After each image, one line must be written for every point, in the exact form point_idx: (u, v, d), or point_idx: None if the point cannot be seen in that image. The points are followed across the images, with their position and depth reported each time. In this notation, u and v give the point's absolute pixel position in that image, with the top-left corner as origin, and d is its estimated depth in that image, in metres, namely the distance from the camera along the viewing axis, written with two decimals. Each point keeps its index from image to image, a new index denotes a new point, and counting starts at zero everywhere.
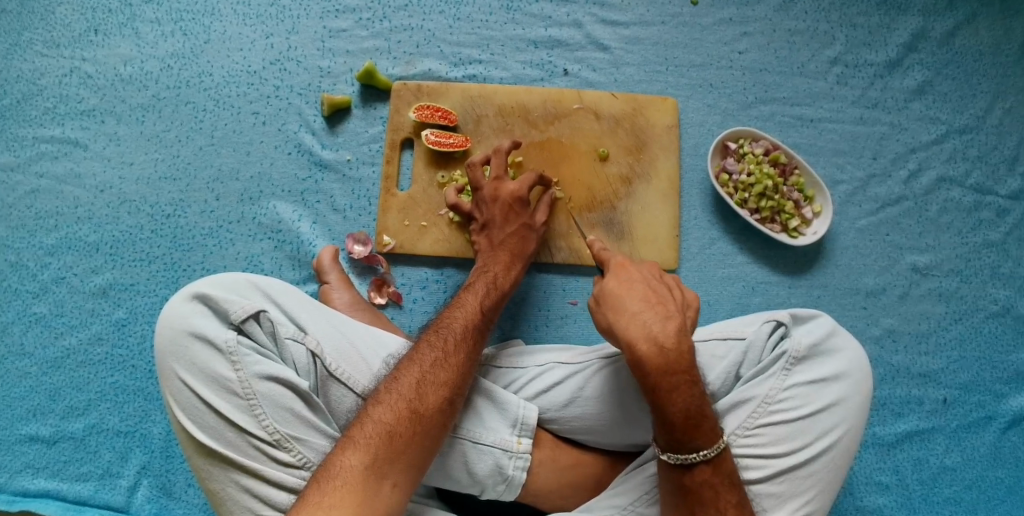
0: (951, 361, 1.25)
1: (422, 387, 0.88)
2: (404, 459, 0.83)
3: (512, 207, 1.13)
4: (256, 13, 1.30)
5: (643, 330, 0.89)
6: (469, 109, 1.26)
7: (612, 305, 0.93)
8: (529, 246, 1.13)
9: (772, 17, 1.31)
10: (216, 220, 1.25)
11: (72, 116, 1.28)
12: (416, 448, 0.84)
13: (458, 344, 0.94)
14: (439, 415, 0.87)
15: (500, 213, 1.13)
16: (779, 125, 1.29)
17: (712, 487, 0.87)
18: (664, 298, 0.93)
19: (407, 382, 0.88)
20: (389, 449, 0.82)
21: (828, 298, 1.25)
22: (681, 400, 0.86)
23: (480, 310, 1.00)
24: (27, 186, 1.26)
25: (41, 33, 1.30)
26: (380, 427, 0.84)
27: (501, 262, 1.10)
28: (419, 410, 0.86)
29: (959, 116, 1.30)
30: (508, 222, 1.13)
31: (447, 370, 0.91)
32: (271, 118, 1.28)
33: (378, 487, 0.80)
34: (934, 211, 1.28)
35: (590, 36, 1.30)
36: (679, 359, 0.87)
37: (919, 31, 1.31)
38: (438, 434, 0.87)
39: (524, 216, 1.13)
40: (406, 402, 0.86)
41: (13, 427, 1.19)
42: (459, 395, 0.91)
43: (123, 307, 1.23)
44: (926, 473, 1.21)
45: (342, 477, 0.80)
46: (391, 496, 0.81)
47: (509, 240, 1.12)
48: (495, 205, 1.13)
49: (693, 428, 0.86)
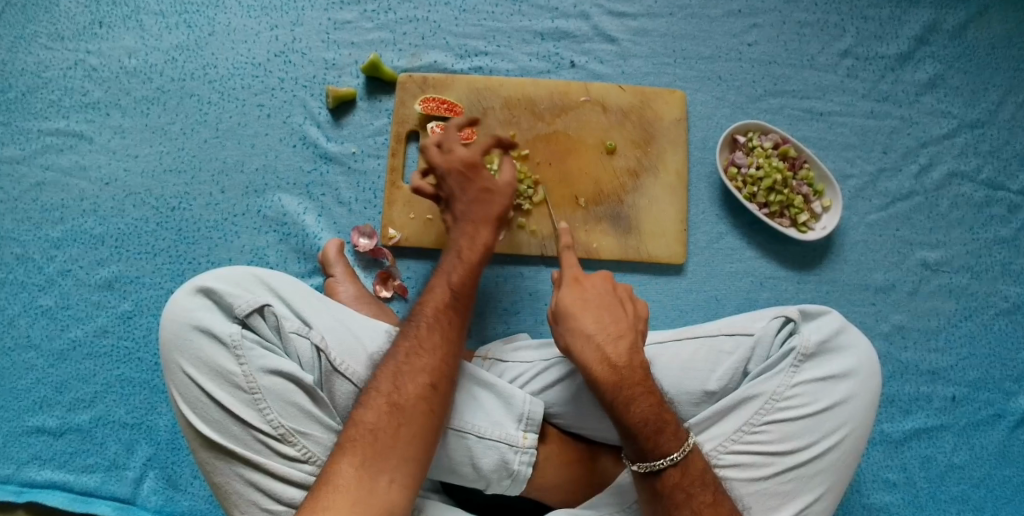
0: (960, 357, 1.24)
1: (400, 379, 0.88)
2: (393, 453, 0.82)
3: (467, 175, 1.04)
4: (262, 6, 1.29)
5: (597, 353, 0.89)
6: (476, 102, 1.25)
7: (568, 327, 0.92)
8: (494, 208, 1.05)
9: (781, 9, 1.30)
10: (221, 213, 1.25)
11: (77, 109, 1.27)
12: (404, 440, 0.83)
13: (430, 330, 0.93)
14: (421, 404, 0.86)
15: (456, 185, 1.04)
16: (788, 119, 1.28)
17: (683, 491, 0.85)
18: (617, 315, 0.93)
19: (384, 377, 0.88)
20: (376, 445, 0.82)
21: (837, 293, 1.24)
22: (639, 411, 0.87)
23: (448, 290, 0.98)
24: (32, 179, 1.26)
25: (46, 26, 1.29)
26: (364, 426, 0.84)
27: (467, 233, 1.03)
28: (398, 402, 0.86)
29: (971, 110, 1.28)
30: (467, 191, 1.04)
31: (420, 356, 0.90)
32: (275, 110, 1.27)
33: (374, 485, 0.80)
34: (944, 206, 1.26)
35: (597, 27, 1.29)
36: (633, 375, 0.89)
37: (931, 24, 1.30)
38: (425, 423, 0.86)
39: (482, 181, 1.05)
40: (384, 397, 0.86)
41: (19, 419, 1.20)
42: (442, 381, 0.90)
43: (128, 300, 1.23)
44: (933, 471, 1.20)
45: (334, 481, 0.80)
46: (390, 491, 0.80)
47: (473, 209, 1.04)
48: (450, 178, 1.04)
49: (655, 435, 0.86)
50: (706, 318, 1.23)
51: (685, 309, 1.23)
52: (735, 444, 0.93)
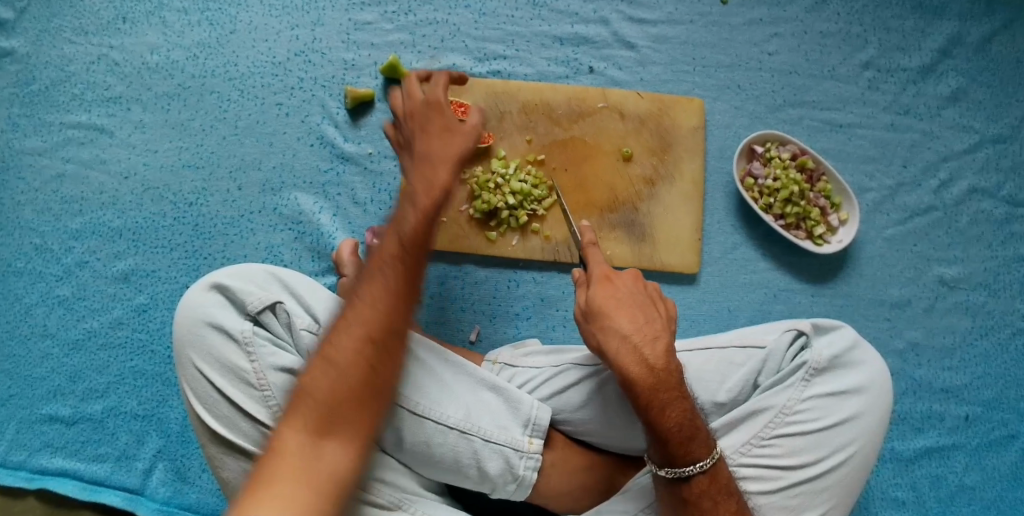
0: (975, 376, 1.22)
1: (338, 333, 0.79)
2: (335, 417, 0.74)
3: (428, 116, 0.95)
4: (283, 4, 1.30)
5: (634, 355, 0.87)
6: (493, 106, 1.25)
7: (601, 325, 0.90)
8: (456, 150, 0.93)
9: (804, 18, 1.29)
10: (237, 210, 1.26)
11: (99, 103, 1.29)
12: (346, 401, 0.75)
13: (372, 278, 0.83)
14: (361, 358, 0.77)
15: (414, 126, 0.95)
16: (807, 130, 1.27)
17: (710, 498, 0.86)
18: (652, 316, 0.91)
19: (324, 337, 0.80)
20: (316, 410, 0.74)
21: (851, 308, 1.23)
22: (673, 417, 0.85)
23: (397, 233, 0.86)
24: (53, 170, 1.27)
25: (71, 20, 1.31)
26: (303, 389, 0.75)
27: (422, 171, 0.91)
28: (335, 359, 0.77)
29: (993, 125, 1.27)
30: (426, 129, 0.94)
31: (362, 307, 0.80)
32: (294, 109, 1.28)
33: (314, 456, 0.70)
34: (964, 222, 1.25)
35: (617, 33, 1.28)
36: (669, 379, 0.87)
37: (955, 37, 1.28)
38: (368, 379, 0.77)
39: (440, 120, 0.94)
40: (323, 354, 0.78)
41: (34, 406, 1.21)
42: (387, 333, 0.79)
43: (143, 293, 1.24)
44: (943, 491, 1.19)
45: (270, 455, 0.71)
46: (334, 462, 0.71)
47: (427, 146, 0.93)
48: (410, 123, 0.96)
49: (687, 442, 0.85)
50: (717, 329, 1.22)
51: (697, 320, 1.22)
52: (744, 457, 0.92)
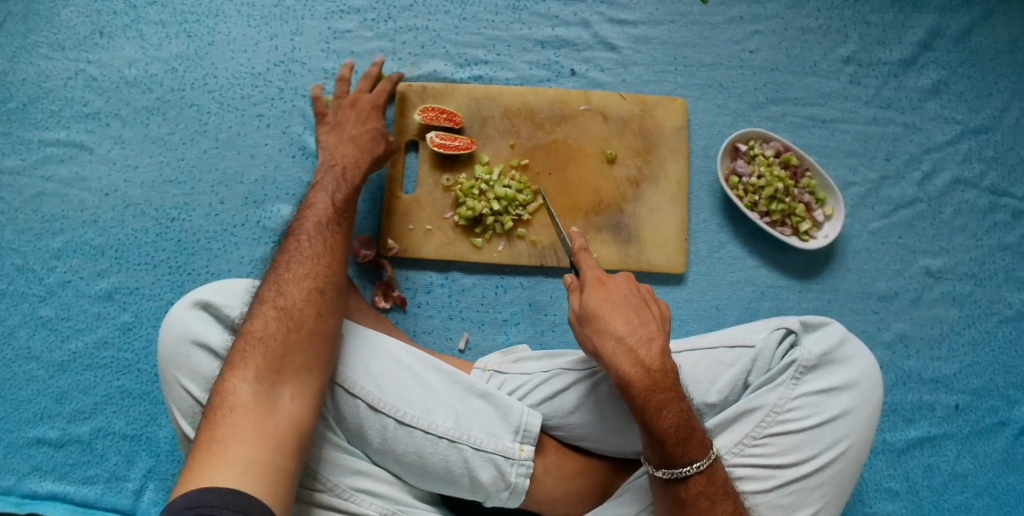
0: (964, 366, 1.23)
1: (284, 286, 0.89)
2: (288, 363, 0.82)
3: (368, 113, 1.13)
4: (261, 15, 1.29)
5: (630, 357, 0.86)
6: (475, 111, 1.24)
7: (595, 329, 0.89)
8: (379, 147, 1.12)
9: (784, 15, 1.29)
10: (221, 224, 1.25)
11: (77, 120, 1.28)
12: (297, 347, 0.84)
13: (309, 241, 0.95)
14: (308, 307, 0.88)
15: (353, 115, 1.12)
16: (790, 126, 1.27)
17: (707, 498, 0.86)
18: (646, 317, 0.90)
19: (269, 290, 0.89)
20: (271, 355, 0.82)
21: (839, 303, 1.23)
22: (670, 418, 0.85)
23: (330, 205, 1.01)
24: (32, 189, 1.26)
25: (47, 36, 1.29)
26: (257, 338, 0.84)
27: (348, 156, 1.08)
28: (285, 308, 0.87)
29: (974, 116, 1.27)
30: (363, 122, 1.12)
31: (302, 263, 0.92)
32: (275, 120, 1.27)
33: (273, 400, 0.78)
34: (948, 213, 1.26)
35: (598, 35, 1.28)
36: (666, 380, 0.86)
37: (934, 29, 1.29)
38: (314, 327, 0.86)
39: (378, 121, 1.13)
40: (270, 304, 0.87)
41: (20, 429, 1.20)
42: (329, 286, 0.91)
43: (128, 311, 1.23)
44: (936, 481, 1.19)
45: (230, 403, 0.77)
46: (291, 405, 0.79)
47: (360, 135, 1.10)
48: (353, 111, 1.13)
49: (684, 442, 0.85)
50: (707, 328, 1.22)
51: (686, 319, 1.22)
52: (737, 458, 0.92)
